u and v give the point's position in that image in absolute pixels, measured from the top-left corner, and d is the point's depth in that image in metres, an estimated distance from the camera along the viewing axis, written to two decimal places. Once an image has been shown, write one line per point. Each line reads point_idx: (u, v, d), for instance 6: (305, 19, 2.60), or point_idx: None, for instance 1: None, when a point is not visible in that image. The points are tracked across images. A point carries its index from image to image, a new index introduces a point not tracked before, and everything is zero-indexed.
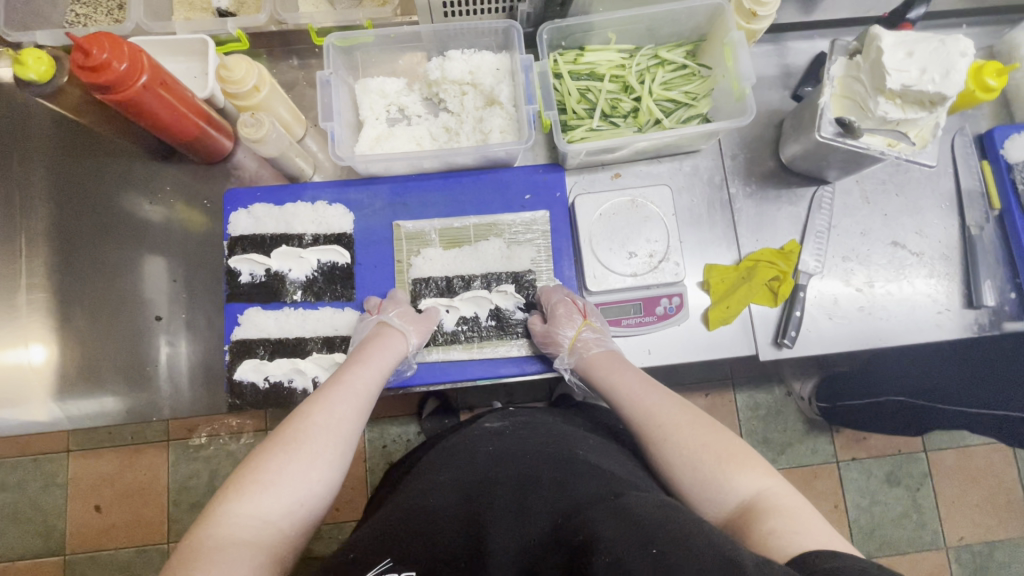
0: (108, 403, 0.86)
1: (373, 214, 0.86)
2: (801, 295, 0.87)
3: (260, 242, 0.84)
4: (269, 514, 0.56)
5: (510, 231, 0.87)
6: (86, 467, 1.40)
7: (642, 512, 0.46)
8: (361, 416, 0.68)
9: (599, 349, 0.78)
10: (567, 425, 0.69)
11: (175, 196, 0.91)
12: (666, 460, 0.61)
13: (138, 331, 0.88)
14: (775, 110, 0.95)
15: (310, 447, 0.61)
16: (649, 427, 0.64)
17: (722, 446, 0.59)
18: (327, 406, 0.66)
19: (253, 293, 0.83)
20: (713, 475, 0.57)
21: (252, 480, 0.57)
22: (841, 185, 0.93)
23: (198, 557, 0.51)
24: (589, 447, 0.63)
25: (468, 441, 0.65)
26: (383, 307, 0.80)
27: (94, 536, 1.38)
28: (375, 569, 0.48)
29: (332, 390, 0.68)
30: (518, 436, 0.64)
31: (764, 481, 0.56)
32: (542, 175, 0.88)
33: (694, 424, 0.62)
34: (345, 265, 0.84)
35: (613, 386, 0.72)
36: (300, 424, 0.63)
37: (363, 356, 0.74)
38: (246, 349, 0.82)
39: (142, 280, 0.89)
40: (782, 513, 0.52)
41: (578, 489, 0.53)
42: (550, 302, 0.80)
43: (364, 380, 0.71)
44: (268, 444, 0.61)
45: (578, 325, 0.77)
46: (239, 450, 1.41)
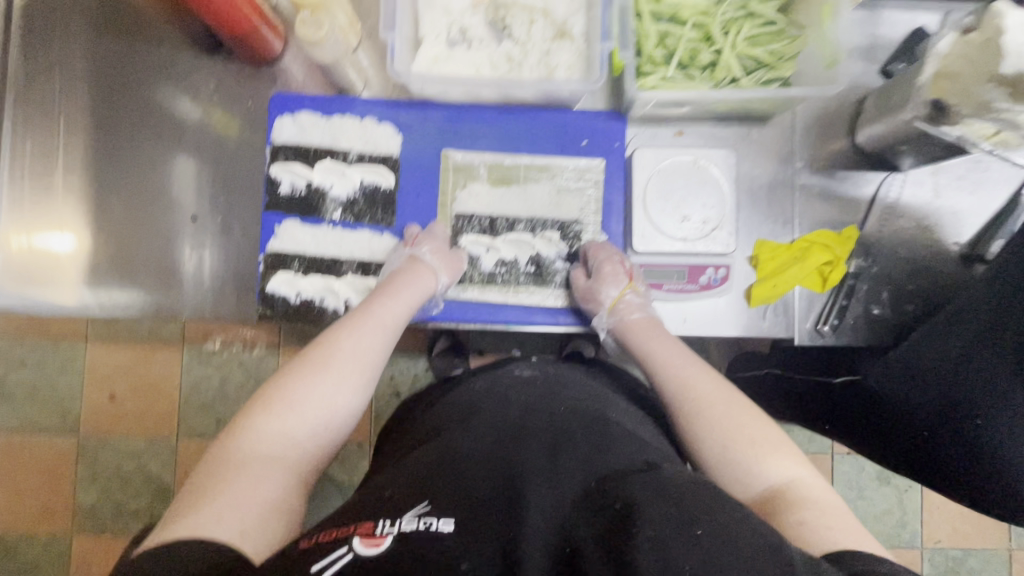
0: (136, 296, 0.86)
1: (422, 139, 0.82)
2: (848, 283, 0.85)
3: (305, 154, 0.81)
4: (295, 435, 0.56)
5: (562, 176, 0.83)
6: (104, 357, 1.43)
7: (680, 489, 0.44)
8: (387, 348, 0.67)
9: (640, 314, 0.76)
10: (601, 386, 0.69)
11: (218, 96, 0.88)
12: (696, 434, 0.61)
13: (172, 229, 0.87)
14: (857, 84, 0.89)
15: (337, 373, 0.61)
16: (683, 399, 0.64)
17: (757, 432, 0.58)
18: (355, 336, 0.65)
19: (292, 205, 0.80)
20: (744, 456, 0.57)
21: (280, 399, 0.57)
22: (916, 173, 0.88)
23: (227, 471, 0.51)
24: (621, 411, 0.62)
25: (501, 391, 0.64)
26: (419, 239, 0.78)
27: (108, 422, 1.43)
28: (411, 512, 0.44)
29: (360, 318, 0.67)
30: (549, 393, 0.63)
31: (797, 471, 0.56)
32: (602, 122, 0.83)
33: (733, 404, 0.61)
34: (389, 190, 0.81)
35: (649, 353, 0.71)
36: (328, 349, 0.62)
37: (391, 290, 0.72)
38: (281, 262, 0.80)
39: (175, 177, 0.87)
40: (816, 506, 0.51)
41: (611, 456, 0.51)
42: (597, 259, 0.78)
43: (392, 314, 0.70)
44: (293, 366, 0.60)
45: (621, 288, 0.74)
46: (251, 361, 1.43)
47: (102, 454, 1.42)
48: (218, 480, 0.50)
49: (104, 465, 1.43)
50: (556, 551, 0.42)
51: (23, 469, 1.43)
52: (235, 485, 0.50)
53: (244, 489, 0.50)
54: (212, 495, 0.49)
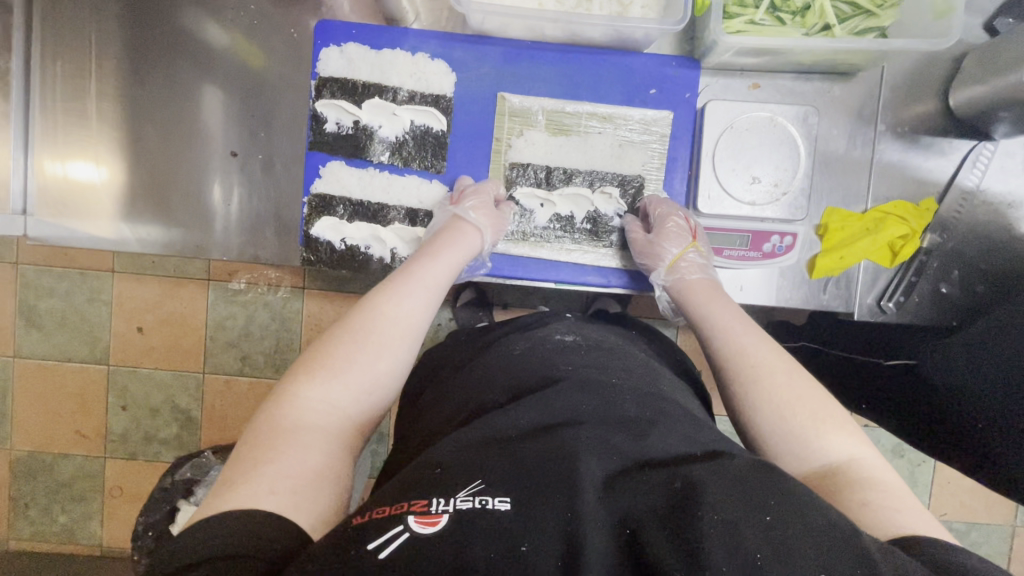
0: (173, 232, 0.84)
1: (477, 80, 0.76)
2: (920, 259, 0.81)
3: (352, 89, 0.75)
4: (339, 402, 0.54)
5: (625, 127, 0.77)
6: (132, 290, 1.43)
7: (744, 473, 0.42)
8: (429, 311, 0.65)
9: (700, 276, 0.72)
10: (645, 359, 0.66)
11: (252, 18, 0.80)
12: (749, 401, 0.58)
13: (209, 164, 0.83)
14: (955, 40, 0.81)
15: (379, 338, 0.59)
16: (740, 365, 0.61)
17: (816, 404, 0.56)
18: (399, 301, 0.62)
19: (337, 144, 0.75)
20: (802, 428, 0.54)
21: (322, 365, 0.55)
22: (1005, 145, 0.81)
23: (271, 437, 0.49)
24: (670, 387, 0.60)
25: (543, 361, 0.61)
26: (466, 194, 0.74)
27: (137, 353, 1.44)
28: (465, 490, 0.41)
29: (401, 280, 0.64)
30: (593, 364, 0.60)
31: (859, 450, 0.53)
32: (674, 69, 0.76)
33: (792, 374, 0.58)
34: (440, 133, 0.76)
35: (706, 316, 0.67)
36: (368, 314, 0.60)
37: (432, 250, 0.69)
38: (326, 205, 0.76)
39: (205, 109, 0.82)
40: (879, 487, 0.48)
41: (666, 432, 0.48)
42: (658, 215, 0.74)
43: (435, 276, 0.66)
44: (338, 333, 0.59)
45: (684, 245, 0.71)
46: (276, 301, 1.42)
47: (130, 384, 1.45)
48: (267, 447, 0.48)
49: (133, 395, 1.46)
50: (615, 533, 0.39)
51: (55, 394, 1.46)
52: (280, 452, 0.48)
53: (294, 456, 0.48)
54: (262, 463, 0.46)
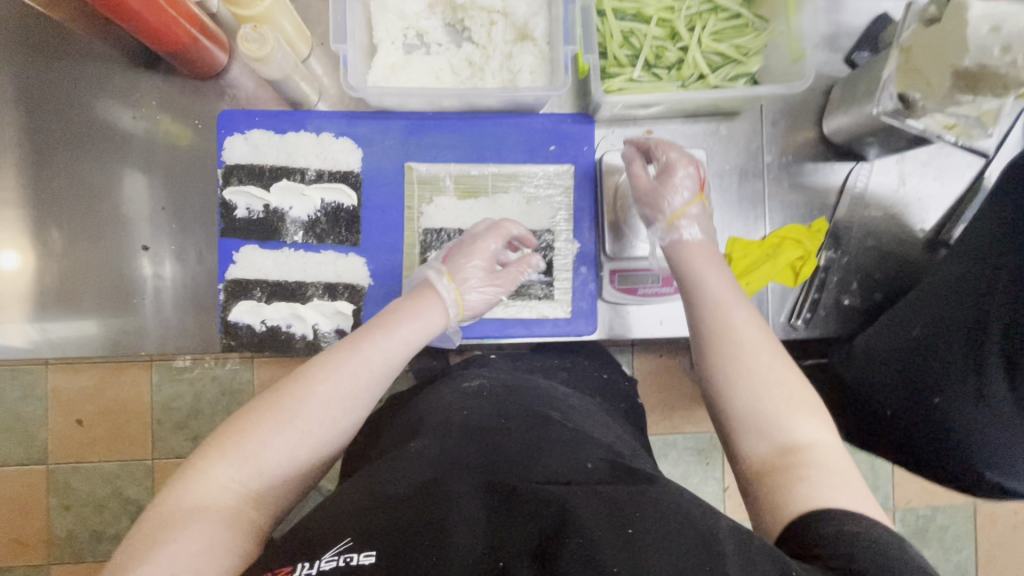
0: (90, 327, 0.81)
1: (384, 152, 0.78)
2: (820, 275, 0.86)
3: (259, 174, 0.76)
4: (251, 480, 0.53)
5: (531, 184, 0.80)
6: (68, 381, 1.34)
7: (613, 496, 0.45)
8: (372, 389, 0.61)
9: (693, 239, 0.69)
10: (544, 388, 0.69)
11: (162, 110, 0.81)
12: (727, 383, 0.57)
13: (122, 258, 0.82)
14: (823, 73, 0.89)
15: (305, 413, 0.56)
16: (728, 342, 0.59)
17: (796, 394, 0.55)
18: (337, 377, 0.59)
19: (249, 229, 0.76)
20: (776, 412, 0.54)
21: (237, 442, 0.54)
22: (881, 163, 0.88)
23: (172, 522, 0.48)
24: (564, 413, 0.63)
25: (441, 404, 0.63)
26: (468, 277, 0.71)
27: (79, 447, 1.36)
28: (332, 549, 0.43)
29: (341, 353, 0.60)
30: (487, 403, 0.62)
31: (823, 437, 0.53)
32: (570, 126, 0.81)
33: (774, 359, 0.58)
34: (351, 208, 0.78)
35: (699, 280, 0.65)
36: (297, 386, 0.57)
37: (389, 321, 0.64)
38: (242, 289, 0.76)
39: (128, 197, 0.82)
40: (835, 470, 0.50)
41: (550, 463, 0.51)
42: (665, 154, 0.73)
43: (384, 353, 0.62)
44: (256, 410, 0.55)
45: (688, 199, 0.71)
46: (225, 374, 1.38)
47: (74, 480, 1.36)
48: (162, 534, 0.48)
49: (79, 492, 1.37)
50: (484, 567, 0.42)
51: None
52: (178, 538, 0.47)
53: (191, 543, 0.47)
54: (153, 552, 0.46)
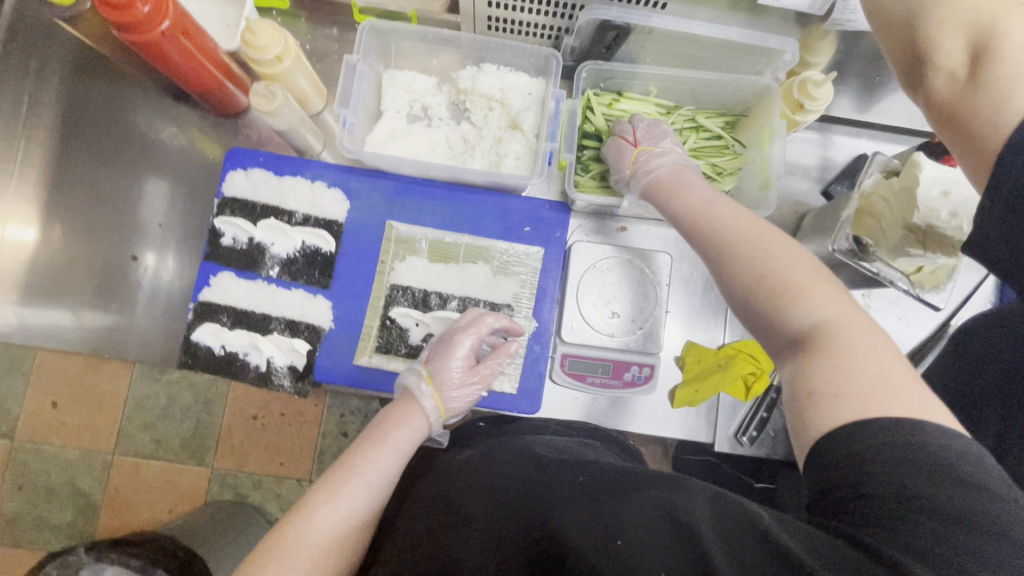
0: (61, 318, 0.86)
1: (369, 208, 0.84)
2: (772, 395, 0.85)
3: (250, 208, 0.82)
4: None
5: (500, 259, 0.84)
6: (54, 361, 1.31)
7: (600, 503, 0.45)
8: (376, 500, 0.60)
9: (661, 163, 0.72)
10: (532, 436, 0.71)
11: (193, 127, 0.90)
12: (732, 274, 0.57)
13: (114, 263, 0.88)
14: (801, 201, 0.93)
15: (311, 551, 0.55)
16: (717, 252, 0.59)
17: (791, 273, 0.53)
18: (336, 494, 0.58)
19: (231, 256, 0.81)
20: (776, 300, 0.52)
21: None
22: (847, 294, 0.90)
23: None
24: (554, 451, 0.63)
25: (443, 464, 0.65)
26: (446, 378, 0.72)
27: (47, 429, 1.32)
28: None
29: (340, 479, 0.59)
30: (486, 448, 0.64)
31: (828, 313, 0.49)
32: (547, 212, 0.86)
33: (766, 233, 0.57)
34: (328, 253, 0.82)
35: (675, 200, 0.68)
36: (302, 525, 0.56)
37: (378, 441, 0.63)
38: (209, 312, 0.80)
39: (144, 202, 0.89)
40: (848, 355, 0.46)
41: (557, 484, 0.49)
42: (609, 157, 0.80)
43: (380, 468, 0.61)
44: (260, 556, 0.54)
45: (629, 156, 0.75)
46: (202, 382, 1.35)
47: (32, 461, 1.31)
48: None
49: (34, 474, 1.31)
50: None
51: None
52: None
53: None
54: None
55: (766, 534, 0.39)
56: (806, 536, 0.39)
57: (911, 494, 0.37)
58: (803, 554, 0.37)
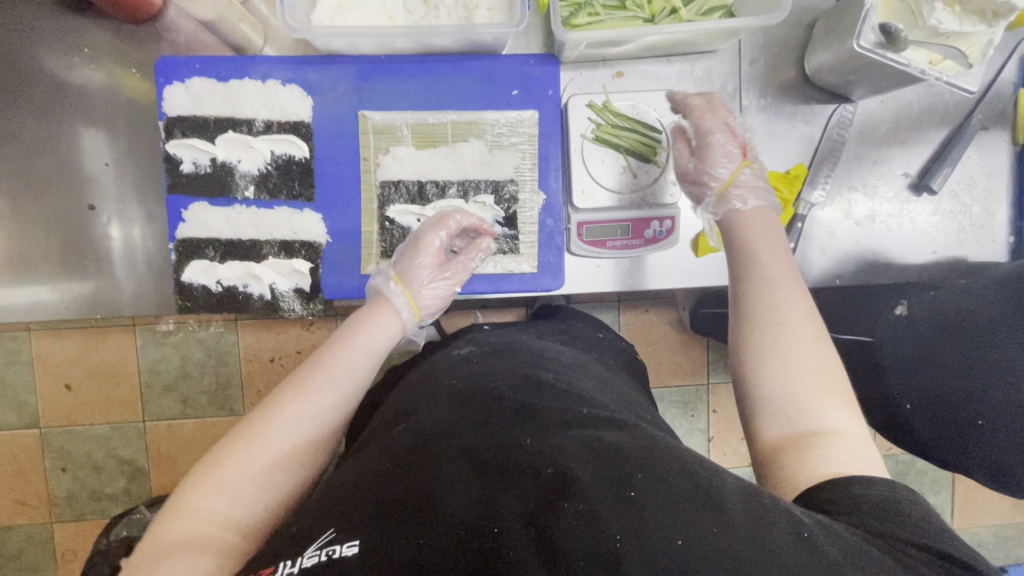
0: (40, 294, 0.80)
1: (335, 101, 0.74)
2: (798, 226, 0.82)
3: (203, 126, 0.72)
4: (223, 512, 0.49)
5: (492, 131, 0.77)
6: (54, 347, 1.26)
7: (619, 450, 0.44)
8: (343, 411, 0.59)
9: (755, 202, 0.65)
10: (538, 350, 0.67)
11: (112, 63, 0.77)
12: (764, 359, 0.54)
13: (71, 219, 0.79)
14: (809, 6, 0.82)
15: (273, 445, 0.53)
16: (767, 321, 0.56)
17: (830, 380, 0.52)
18: (305, 397, 0.57)
19: (198, 185, 0.73)
20: (805, 400, 0.51)
21: (208, 474, 0.51)
22: (864, 105, 0.84)
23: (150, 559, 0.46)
24: (558, 371, 0.61)
25: (433, 376, 0.63)
26: (416, 278, 0.70)
27: (69, 412, 1.28)
28: (315, 543, 0.39)
29: (306, 378, 0.58)
30: (485, 358, 0.64)
31: (851, 425, 0.50)
32: (534, 68, 0.76)
33: (815, 340, 0.55)
34: (303, 160, 0.74)
35: (756, 251, 0.61)
36: (264, 419, 0.55)
37: (348, 338, 0.62)
38: (194, 249, 0.73)
39: (72, 160, 0.78)
40: (858, 460, 0.47)
41: (534, 420, 0.48)
42: (703, 122, 0.70)
43: (352, 370, 0.60)
44: (228, 441, 0.53)
45: (738, 165, 0.68)
46: (210, 339, 1.29)
47: (67, 444, 1.29)
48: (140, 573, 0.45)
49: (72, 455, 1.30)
50: (477, 537, 0.37)
51: None
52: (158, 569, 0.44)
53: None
54: None
55: (803, 532, 0.38)
56: (848, 543, 0.39)
57: (929, 532, 0.41)
58: (840, 560, 0.38)
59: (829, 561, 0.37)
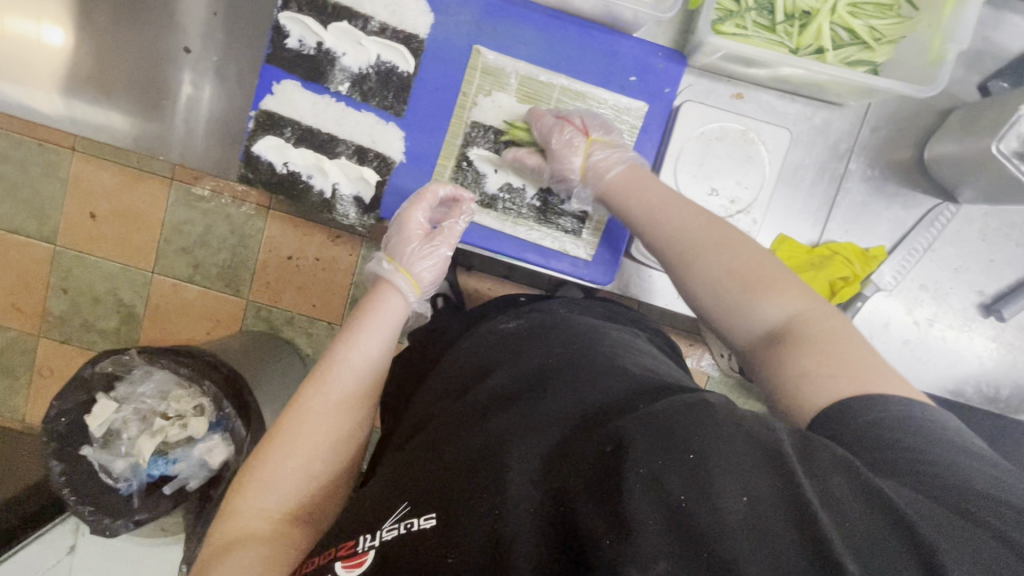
0: (110, 119, 0.79)
1: (455, 26, 0.72)
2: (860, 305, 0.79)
3: (320, 7, 0.70)
4: (272, 504, 0.50)
5: (597, 110, 0.75)
6: (90, 173, 1.13)
7: (670, 416, 0.37)
8: (370, 390, 0.57)
9: (617, 167, 0.68)
10: (592, 325, 0.64)
11: None
12: (689, 283, 0.59)
13: (161, 56, 0.78)
14: (948, 94, 0.79)
15: (304, 435, 0.52)
16: (674, 251, 0.60)
17: (761, 269, 0.55)
18: (326, 381, 0.55)
19: (296, 63, 0.71)
20: (740, 300, 0.54)
21: (249, 473, 0.51)
22: (967, 210, 0.81)
23: (219, 553, 0.49)
24: (613, 345, 0.57)
25: (487, 350, 0.59)
26: (410, 254, 0.65)
27: (85, 241, 1.16)
28: (393, 516, 0.41)
29: (326, 367, 0.55)
30: (537, 325, 0.62)
31: (798, 306, 0.52)
32: (660, 61, 0.73)
33: (730, 245, 0.58)
34: (405, 74, 0.72)
35: (635, 210, 0.65)
36: (294, 412, 0.53)
37: (357, 322, 0.58)
38: (273, 124, 0.72)
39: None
40: (827, 343, 0.48)
41: (597, 394, 0.44)
42: (541, 128, 0.71)
43: (364, 352, 0.57)
44: (263, 439, 0.53)
45: (582, 149, 0.69)
46: (237, 217, 1.15)
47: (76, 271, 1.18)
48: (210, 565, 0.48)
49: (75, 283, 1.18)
50: (541, 518, 0.35)
51: None
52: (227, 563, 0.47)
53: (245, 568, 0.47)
54: None
55: (861, 475, 0.33)
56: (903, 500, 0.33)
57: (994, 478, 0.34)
58: (899, 506, 0.32)
59: (914, 532, 0.30)
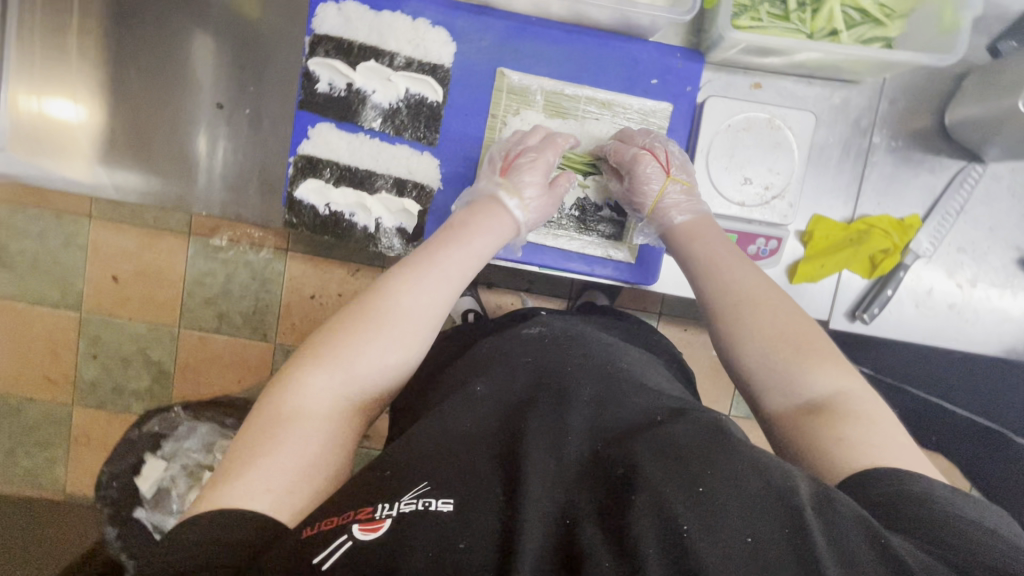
0: (152, 181, 0.82)
1: (478, 52, 0.74)
2: (900, 275, 0.80)
3: (347, 49, 0.73)
4: (296, 424, 0.48)
5: (623, 115, 0.77)
6: (111, 239, 1.12)
7: (686, 446, 0.41)
8: (412, 341, 0.56)
9: (684, 214, 0.70)
10: (610, 342, 0.63)
11: None
12: (734, 338, 0.59)
13: (192, 113, 0.80)
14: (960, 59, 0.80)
15: (344, 361, 0.52)
16: (725, 302, 0.61)
17: (803, 331, 0.56)
18: (377, 308, 0.55)
19: (329, 106, 0.73)
20: (788, 364, 0.54)
21: (285, 382, 0.50)
22: (993, 169, 0.82)
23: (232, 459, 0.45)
24: (628, 361, 0.58)
25: (503, 351, 0.58)
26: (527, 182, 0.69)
27: (111, 305, 1.15)
28: (410, 491, 0.39)
29: (375, 296, 0.56)
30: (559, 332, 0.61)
31: (844, 383, 0.53)
32: (679, 61, 0.75)
33: (780, 307, 0.59)
34: (435, 104, 0.74)
35: (687, 263, 0.67)
36: (338, 335, 0.53)
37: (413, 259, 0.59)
38: (313, 167, 0.74)
39: (208, 58, 0.78)
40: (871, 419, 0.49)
41: (624, 414, 0.46)
42: (620, 160, 0.73)
43: (416, 292, 0.57)
44: (306, 355, 0.53)
45: (658, 190, 0.71)
46: (259, 264, 1.14)
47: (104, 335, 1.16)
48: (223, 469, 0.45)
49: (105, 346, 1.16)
50: (552, 529, 0.37)
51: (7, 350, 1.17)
52: (241, 471, 0.44)
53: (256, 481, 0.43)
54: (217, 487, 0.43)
55: (881, 538, 0.36)
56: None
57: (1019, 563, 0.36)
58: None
59: None
